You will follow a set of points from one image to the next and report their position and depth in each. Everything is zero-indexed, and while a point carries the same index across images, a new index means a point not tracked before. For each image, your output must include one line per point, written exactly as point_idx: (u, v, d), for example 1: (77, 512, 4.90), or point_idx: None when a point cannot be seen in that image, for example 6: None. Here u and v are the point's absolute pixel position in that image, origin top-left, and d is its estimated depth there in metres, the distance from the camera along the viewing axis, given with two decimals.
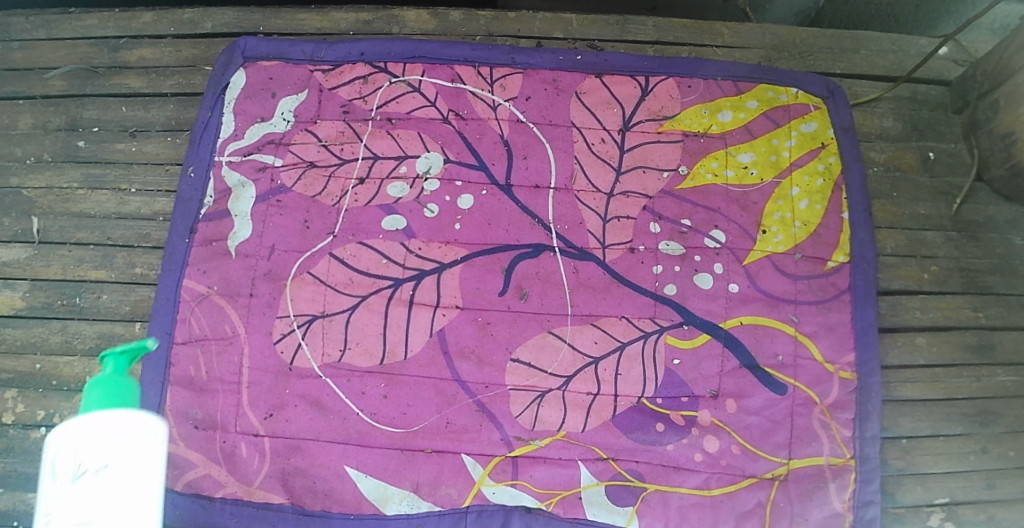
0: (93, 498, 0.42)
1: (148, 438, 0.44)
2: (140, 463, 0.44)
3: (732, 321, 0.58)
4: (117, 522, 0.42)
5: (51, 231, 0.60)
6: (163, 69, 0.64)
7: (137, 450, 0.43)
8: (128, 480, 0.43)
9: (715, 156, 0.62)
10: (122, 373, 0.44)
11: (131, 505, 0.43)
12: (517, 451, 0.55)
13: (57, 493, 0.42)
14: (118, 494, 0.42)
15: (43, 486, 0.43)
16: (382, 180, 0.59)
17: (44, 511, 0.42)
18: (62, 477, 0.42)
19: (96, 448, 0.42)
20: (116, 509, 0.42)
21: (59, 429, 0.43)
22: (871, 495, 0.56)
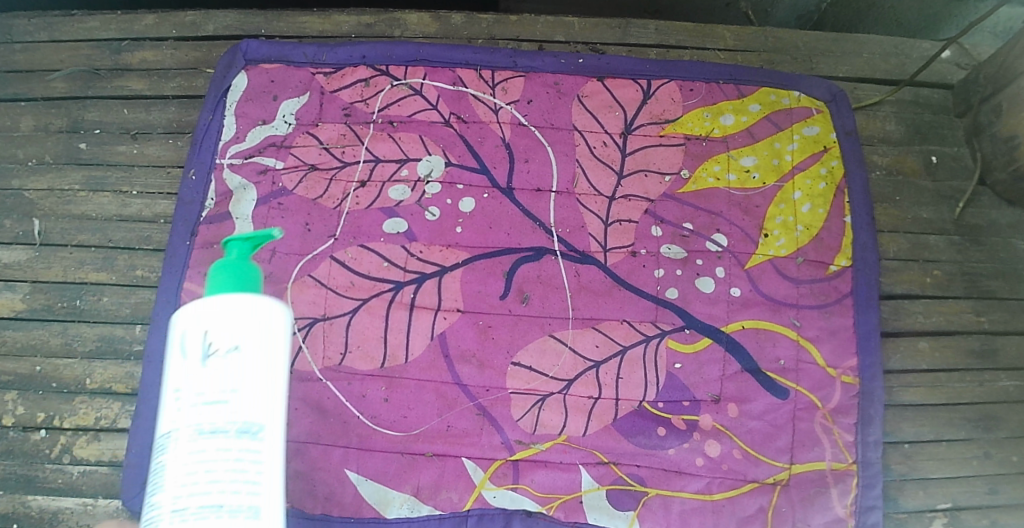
0: (224, 372, 0.40)
1: (274, 322, 0.42)
2: (270, 343, 0.41)
3: (734, 325, 0.58)
4: (249, 400, 0.40)
5: (53, 233, 0.60)
6: (164, 72, 0.64)
7: (266, 332, 0.41)
8: (258, 362, 0.40)
9: (717, 160, 0.62)
10: (247, 260, 0.42)
11: (260, 383, 0.40)
12: (518, 454, 0.55)
13: (186, 369, 0.40)
14: (246, 373, 0.40)
15: (172, 366, 0.41)
16: (383, 183, 0.59)
17: (172, 390, 0.40)
18: (191, 356, 0.40)
19: (225, 326, 0.40)
20: (246, 385, 0.40)
21: (188, 308, 0.41)
22: (873, 500, 0.56)
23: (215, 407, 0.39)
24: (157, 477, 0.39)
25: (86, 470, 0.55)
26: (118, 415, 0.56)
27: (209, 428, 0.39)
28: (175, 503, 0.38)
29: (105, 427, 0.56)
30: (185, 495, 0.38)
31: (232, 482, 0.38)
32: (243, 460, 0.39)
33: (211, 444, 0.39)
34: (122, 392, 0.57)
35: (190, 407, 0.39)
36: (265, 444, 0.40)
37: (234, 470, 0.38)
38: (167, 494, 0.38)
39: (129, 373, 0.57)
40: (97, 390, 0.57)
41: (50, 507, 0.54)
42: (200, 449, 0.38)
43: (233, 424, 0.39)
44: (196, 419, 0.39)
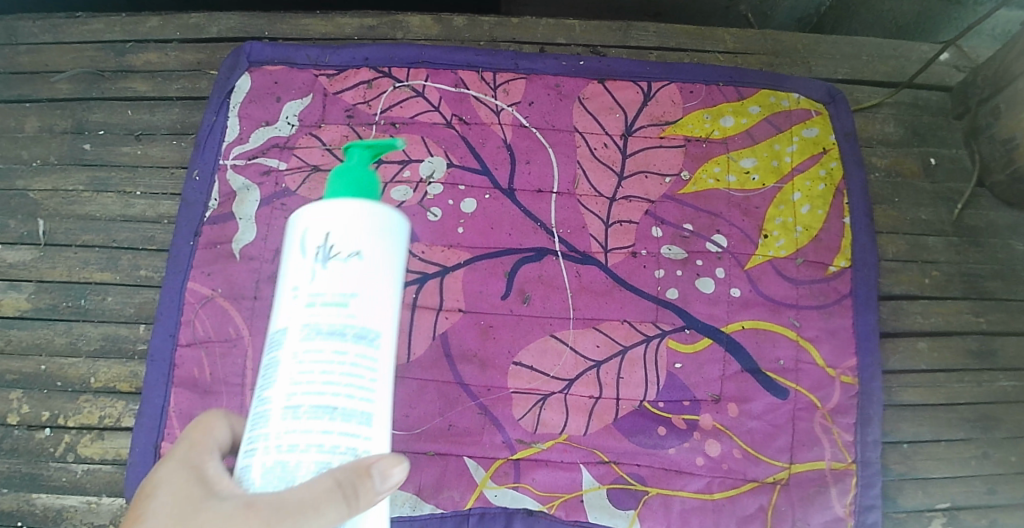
0: (343, 272, 0.36)
1: (395, 230, 0.38)
2: (388, 249, 0.38)
3: (734, 325, 0.58)
4: (369, 305, 0.36)
5: (57, 233, 0.60)
6: (168, 73, 0.65)
7: (389, 237, 0.38)
8: (380, 268, 0.37)
9: (717, 161, 0.63)
10: (365, 166, 0.38)
11: (377, 287, 0.37)
12: (520, 453, 0.55)
13: (304, 267, 0.36)
14: (371, 278, 0.36)
15: (286, 268, 0.37)
16: (386, 184, 0.60)
17: (288, 289, 0.37)
18: (310, 255, 0.37)
19: (351, 224, 0.37)
20: (366, 288, 0.36)
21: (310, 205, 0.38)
22: (872, 499, 0.56)
23: (333, 308, 0.35)
24: (263, 380, 0.35)
25: (91, 469, 0.55)
26: (122, 414, 0.57)
27: (326, 328, 0.35)
28: (288, 407, 0.34)
29: (109, 426, 0.56)
30: (294, 402, 0.34)
31: (344, 392, 0.34)
32: (357, 368, 0.35)
33: (327, 346, 0.35)
34: (126, 391, 0.57)
35: (305, 309, 0.36)
36: (381, 353, 0.36)
37: (349, 378, 0.34)
38: (275, 403, 0.34)
39: (133, 372, 0.57)
40: (101, 389, 0.57)
41: (55, 505, 0.54)
42: (315, 352, 0.34)
43: (350, 327, 0.35)
44: (314, 319, 0.35)
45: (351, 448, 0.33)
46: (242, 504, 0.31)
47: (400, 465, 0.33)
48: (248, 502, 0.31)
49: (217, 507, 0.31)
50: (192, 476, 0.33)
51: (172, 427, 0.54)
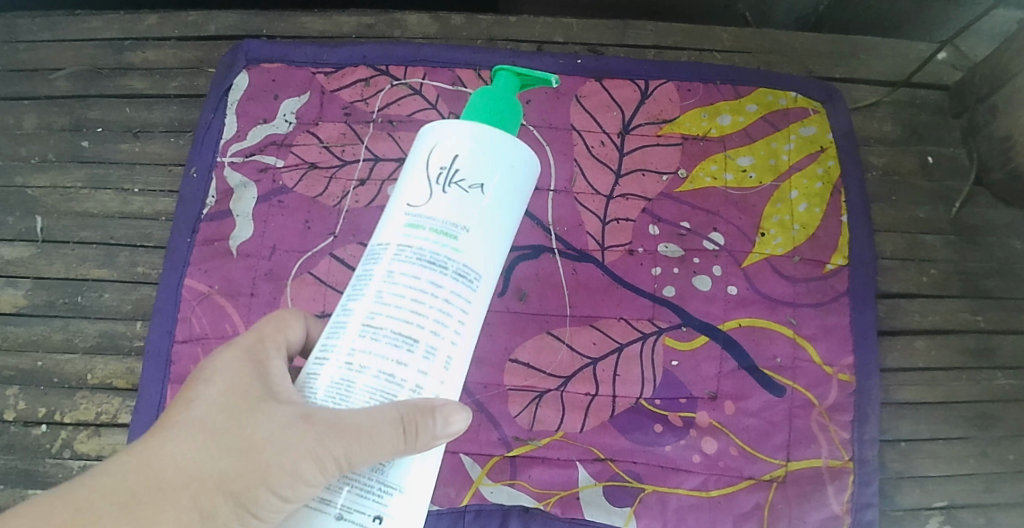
0: (459, 204, 0.38)
1: (518, 181, 0.41)
2: (508, 198, 0.40)
3: (731, 323, 0.58)
4: (476, 247, 0.38)
5: (55, 230, 0.61)
6: (167, 71, 0.65)
7: (511, 188, 0.40)
8: (494, 214, 0.39)
9: (714, 159, 0.63)
10: (510, 92, 0.42)
11: (485, 234, 0.39)
12: (516, 450, 0.55)
13: (425, 185, 0.39)
14: (483, 220, 0.39)
15: (409, 178, 0.40)
16: (383, 182, 0.59)
17: (402, 204, 0.39)
18: (434, 177, 0.39)
19: (480, 161, 0.39)
20: (475, 230, 0.38)
21: (450, 126, 0.40)
22: (869, 497, 0.56)
23: (441, 239, 0.38)
24: (360, 286, 0.38)
25: (87, 465, 0.55)
26: (118, 410, 0.57)
27: (429, 252, 0.37)
28: (373, 320, 0.36)
29: (105, 422, 0.56)
30: (384, 316, 0.36)
31: (432, 321, 0.36)
32: (449, 307, 0.37)
33: (427, 273, 0.37)
34: (123, 387, 0.57)
35: (414, 224, 0.38)
36: (474, 302, 0.38)
37: (439, 310, 0.36)
38: (370, 308, 0.36)
39: (130, 369, 0.57)
40: (98, 386, 0.57)
41: None
42: (415, 274, 0.37)
43: (451, 261, 0.37)
44: (422, 239, 0.38)
45: (416, 383, 0.35)
46: (300, 416, 0.34)
47: (461, 415, 0.35)
48: (305, 415, 0.34)
49: (276, 411, 0.34)
50: (251, 370, 0.36)
51: None
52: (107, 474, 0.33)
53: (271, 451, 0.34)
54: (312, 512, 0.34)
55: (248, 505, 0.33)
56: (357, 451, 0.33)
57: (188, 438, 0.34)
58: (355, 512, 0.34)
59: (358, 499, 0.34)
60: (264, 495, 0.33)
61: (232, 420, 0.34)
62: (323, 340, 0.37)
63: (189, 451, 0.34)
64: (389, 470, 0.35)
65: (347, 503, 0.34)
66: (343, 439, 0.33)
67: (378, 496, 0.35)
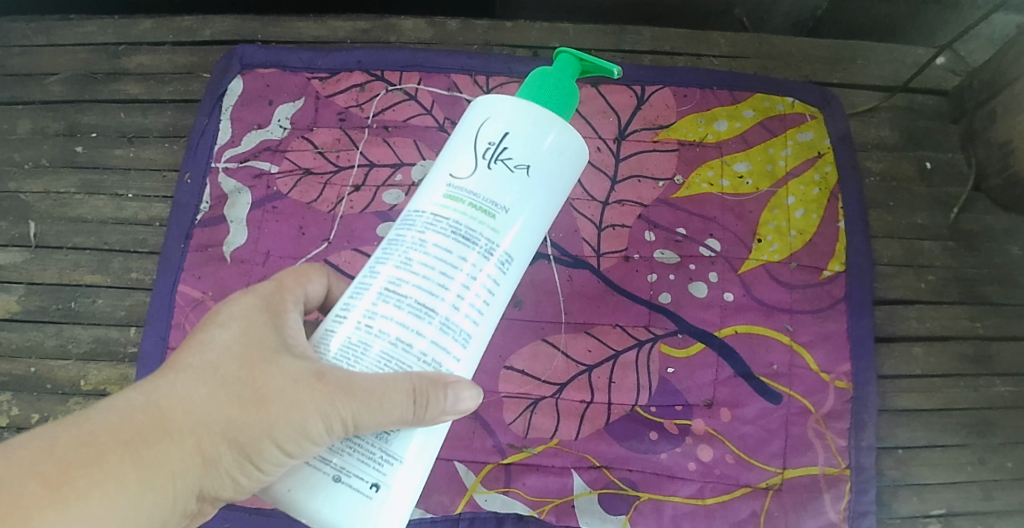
0: (500, 182, 0.37)
1: (565, 168, 0.39)
2: (554, 184, 0.39)
3: (727, 330, 0.58)
4: (512, 228, 0.37)
5: (48, 235, 0.60)
6: (161, 76, 0.65)
7: (558, 174, 0.39)
8: (535, 197, 0.38)
9: (711, 165, 0.62)
10: (567, 77, 0.40)
11: (524, 217, 0.38)
12: (510, 458, 0.55)
13: (471, 155, 0.38)
14: (524, 203, 0.38)
15: (455, 144, 0.39)
16: (378, 188, 0.59)
17: (445, 172, 0.38)
18: (480, 151, 0.38)
19: (530, 143, 0.38)
20: (514, 211, 0.37)
21: (505, 101, 0.39)
22: (866, 505, 0.56)
23: (479, 214, 0.37)
24: (391, 249, 0.37)
25: None
26: None
27: (462, 224, 0.37)
28: (399, 287, 0.35)
29: None
30: (411, 285, 0.35)
31: (457, 296, 0.36)
32: (477, 284, 0.36)
33: (459, 247, 0.36)
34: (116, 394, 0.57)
35: (452, 193, 0.37)
36: (502, 283, 0.37)
37: (466, 286, 0.36)
38: (399, 273, 0.36)
39: (123, 375, 0.57)
40: (90, 392, 0.57)
41: None
42: (447, 245, 0.36)
43: (485, 238, 0.36)
44: (459, 211, 0.37)
45: (433, 358, 0.35)
46: (313, 372, 0.34)
47: (471, 392, 0.35)
48: (318, 373, 0.33)
49: (289, 364, 0.34)
50: (266, 317, 0.36)
51: None
52: (110, 411, 0.31)
53: (281, 404, 0.33)
54: (314, 472, 0.34)
55: (252, 456, 0.33)
56: (368, 415, 0.33)
57: (197, 381, 0.33)
58: (353, 476, 0.34)
59: (360, 462, 0.34)
60: (269, 449, 0.33)
61: (245, 368, 0.33)
62: (349, 296, 0.37)
63: (199, 394, 0.33)
64: (393, 438, 0.35)
65: (347, 466, 0.34)
66: (354, 401, 0.32)
67: (380, 462, 0.34)
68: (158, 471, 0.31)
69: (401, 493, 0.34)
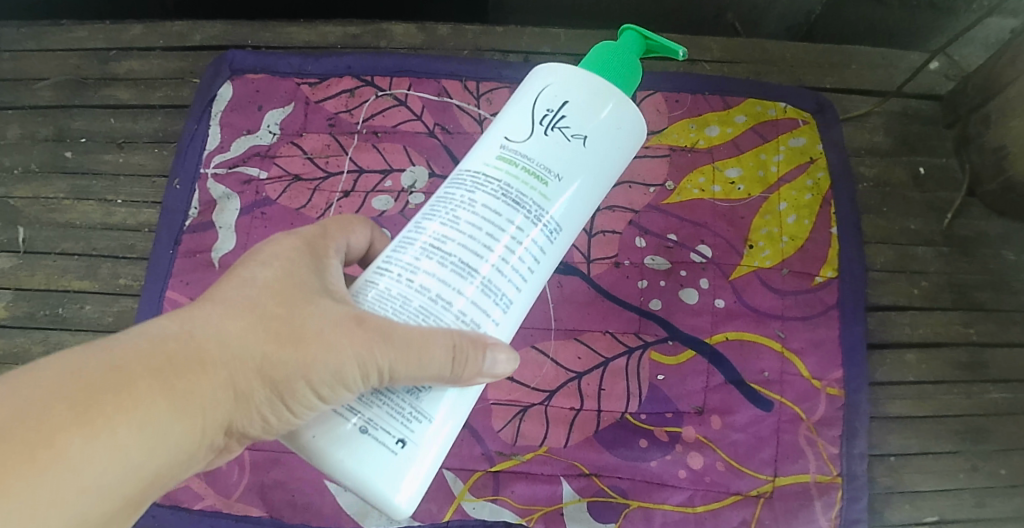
0: (554, 149, 0.36)
1: (623, 144, 0.38)
2: (610, 158, 0.38)
3: (718, 336, 0.58)
4: (562, 197, 0.36)
5: (37, 241, 0.60)
6: (151, 81, 0.65)
7: (615, 149, 0.38)
8: (589, 168, 0.37)
9: (702, 171, 0.62)
10: (635, 53, 0.40)
11: (576, 187, 0.37)
12: (499, 466, 0.54)
13: (528, 120, 0.37)
14: (578, 172, 0.37)
15: (513, 107, 0.38)
16: (367, 194, 0.59)
17: (498, 134, 0.37)
18: (538, 117, 0.37)
19: (589, 114, 0.37)
20: (567, 180, 0.36)
21: (569, 71, 0.38)
22: (858, 513, 0.55)
23: (530, 180, 0.36)
24: (438, 207, 0.36)
25: None
26: None
27: (510, 186, 0.36)
28: (444, 246, 0.35)
29: None
30: (455, 246, 0.34)
31: (501, 259, 0.35)
32: (523, 252, 0.35)
33: (507, 212, 0.35)
34: None
35: (505, 154, 0.36)
36: (547, 252, 0.36)
37: (510, 249, 0.35)
38: (447, 229, 0.35)
39: None
40: None
41: None
42: (496, 207, 0.35)
43: (534, 205, 0.36)
44: (510, 173, 0.36)
45: (473, 321, 0.34)
46: (352, 317, 0.32)
47: (508, 357, 0.34)
48: (358, 317, 0.32)
49: (330, 306, 0.33)
50: (303, 255, 0.34)
51: None
52: (139, 336, 0.29)
53: (320, 345, 0.32)
54: (342, 420, 0.33)
55: (284, 397, 0.31)
56: (407, 366, 0.32)
57: (233, 315, 0.31)
58: (379, 429, 0.33)
59: (391, 416, 0.33)
60: (302, 391, 0.32)
61: (284, 305, 0.32)
62: (392, 250, 0.36)
63: (234, 328, 0.31)
64: (424, 396, 0.34)
65: (376, 418, 0.33)
66: (395, 349, 0.31)
67: (410, 419, 0.33)
68: (190, 404, 0.29)
69: (424, 455, 0.34)
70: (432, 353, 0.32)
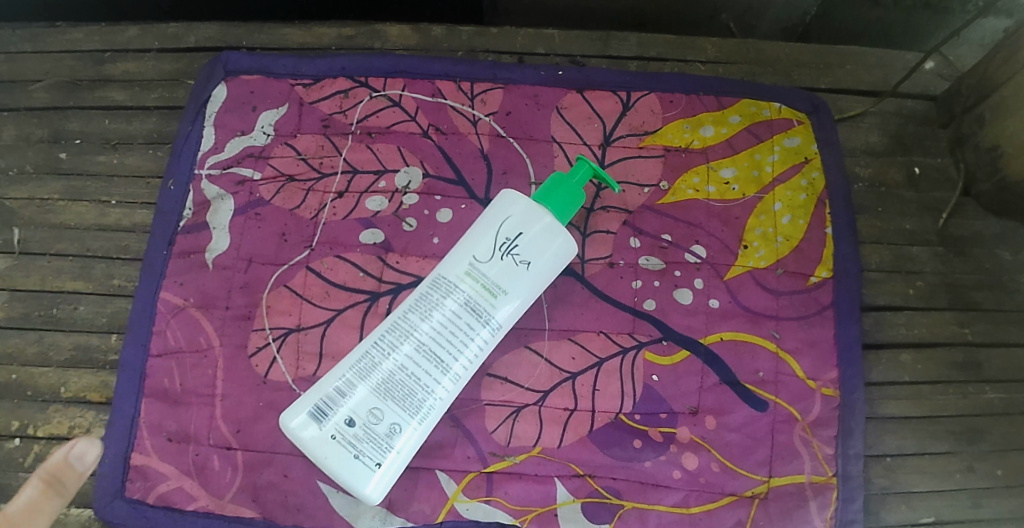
0: (507, 272, 0.51)
1: (556, 261, 0.52)
2: (545, 276, 0.52)
3: (712, 337, 0.58)
4: (506, 303, 0.51)
5: (31, 242, 0.60)
6: (146, 83, 0.65)
7: (548, 269, 0.52)
8: (528, 285, 0.51)
9: (697, 171, 0.62)
10: (581, 184, 0.53)
11: (518, 300, 0.51)
12: (492, 467, 0.54)
13: (492, 245, 0.51)
14: (519, 286, 0.51)
15: (483, 231, 0.52)
16: (361, 195, 0.59)
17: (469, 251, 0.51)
18: (499, 239, 0.51)
19: (535, 242, 0.51)
20: (512, 295, 0.51)
21: (527, 203, 0.52)
22: (852, 513, 0.55)
23: (485, 292, 0.50)
24: (420, 301, 0.51)
25: None
26: (92, 424, 0.56)
27: (469, 292, 0.50)
28: (422, 335, 0.50)
29: (79, 435, 0.56)
30: (430, 336, 0.50)
31: (459, 352, 0.50)
32: (475, 345, 0.50)
33: (468, 314, 0.50)
34: (97, 400, 0.56)
35: (471, 269, 0.51)
36: (490, 345, 0.51)
37: (466, 344, 0.50)
38: (425, 322, 0.50)
39: (105, 382, 0.57)
40: (71, 399, 0.56)
41: None
42: (460, 311, 0.50)
43: (486, 308, 0.50)
44: (473, 286, 0.50)
45: (432, 404, 0.50)
46: None
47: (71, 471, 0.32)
48: None
49: None
50: None
51: (142, 437, 0.54)
52: None
53: None
54: (338, 445, 0.48)
55: None
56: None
57: None
58: None
59: (370, 446, 0.48)
60: None
61: None
62: (386, 331, 0.50)
63: None
64: None
65: None
66: None
67: (383, 449, 0.49)
68: None
69: (388, 474, 0.49)
70: (45, 509, 0.32)
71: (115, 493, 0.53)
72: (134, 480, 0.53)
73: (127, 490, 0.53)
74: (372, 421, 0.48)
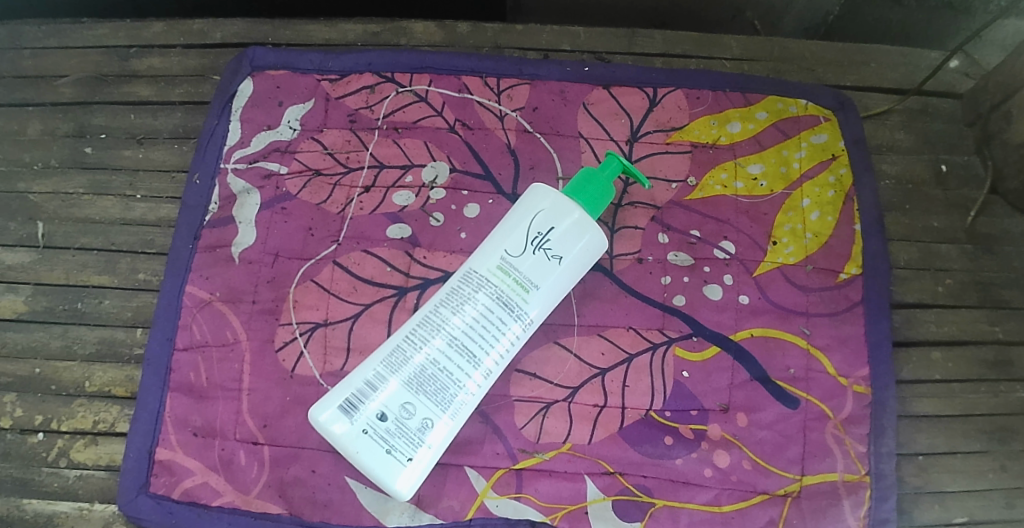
0: (539, 267, 0.50)
1: (588, 255, 0.52)
2: (576, 270, 0.52)
3: (743, 333, 0.57)
4: (538, 298, 0.50)
5: (56, 235, 0.60)
6: (171, 78, 0.65)
7: (579, 262, 0.52)
8: (559, 278, 0.51)
9: (724, 167, 0.62)
10: (609, 179, 0.52)
11: (549, 295, 0.51)
12: (521, 464, 0.53)
13: (524, 240, 0.50)
14: (551, 280, 0.51)
15: (514, 225, 0.51)
16: (387, 189, 0.59)
17: (500, 246, 0.51)
18: (531, 234, 0.51)
19: (568, 236, 0.51)
20: (544, 290, 0.50)
21: (560, 196, 0.51)
22: (887, 512, 0.54)
23: (517, 288, 0.50)
24: (451, 296, 0.50)
25: (83, 475, 0.54)
26: (116, 419, 0.55)
27: (502, 287, 0.50)
28: (453, 331, 0.49)
29: (103, 431, 0.55)
30: (460, 331, 0.49)
31: (491, 346, 0.49)
32: (506, 340, 0.50)
33: (500, 309, 0.49)
34: (122, 395, 0.56)
35: (502, 263, 0.50)
36: (521, 340, 0.51)
37: (497, 338, 0.50)
38: (457, 317, 0.49)
39: (129, 376, 0.56)
40: (95, 394, 0.56)
41: (45, 512, 0.53)
42: (492, 306, 0.49)
43: (518, 302, 0.50)
44: (504, 282, 0.50)
45: (463, 399, 0.49)
46: None
47: None
48: None
49: None
50: None
51: (167, 432, 0.53)
52: None
53: None
54: (369, 439, 0.48)
55: None
56: None
57: None
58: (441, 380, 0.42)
59: (402, 441, 0.48)
60: None
61: None
62: (417, 326, 0.50)
63: None
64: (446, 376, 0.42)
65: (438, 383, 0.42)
66: None
67: (414, 443, 0.48)
68: None
69: (419, 470, 0.48)
70: None
71: (140, 488, 0.52)
72: (159, 475, 0.53)
73: (152, 485, 0.53)
74: (404, 415, 0.48)
